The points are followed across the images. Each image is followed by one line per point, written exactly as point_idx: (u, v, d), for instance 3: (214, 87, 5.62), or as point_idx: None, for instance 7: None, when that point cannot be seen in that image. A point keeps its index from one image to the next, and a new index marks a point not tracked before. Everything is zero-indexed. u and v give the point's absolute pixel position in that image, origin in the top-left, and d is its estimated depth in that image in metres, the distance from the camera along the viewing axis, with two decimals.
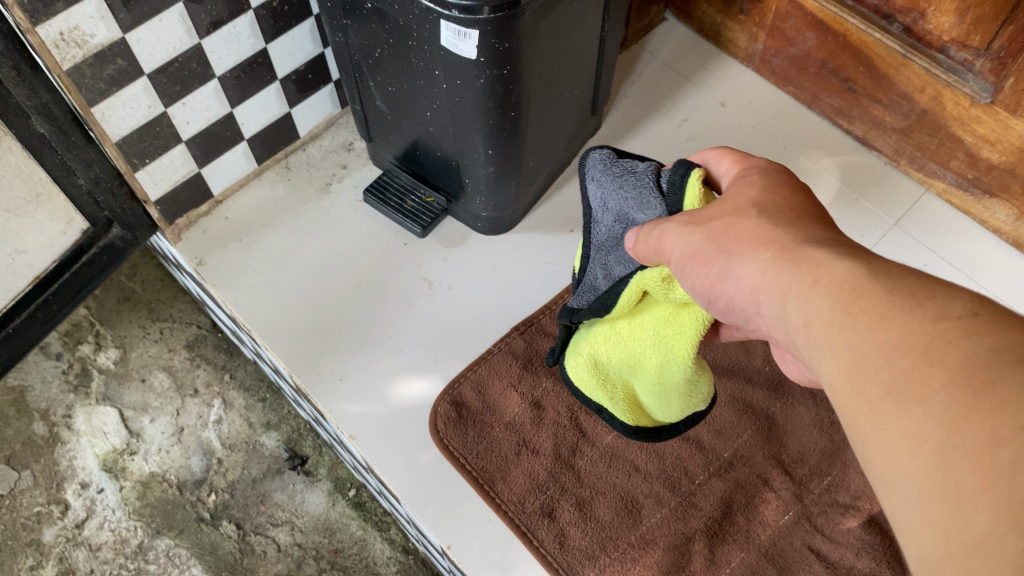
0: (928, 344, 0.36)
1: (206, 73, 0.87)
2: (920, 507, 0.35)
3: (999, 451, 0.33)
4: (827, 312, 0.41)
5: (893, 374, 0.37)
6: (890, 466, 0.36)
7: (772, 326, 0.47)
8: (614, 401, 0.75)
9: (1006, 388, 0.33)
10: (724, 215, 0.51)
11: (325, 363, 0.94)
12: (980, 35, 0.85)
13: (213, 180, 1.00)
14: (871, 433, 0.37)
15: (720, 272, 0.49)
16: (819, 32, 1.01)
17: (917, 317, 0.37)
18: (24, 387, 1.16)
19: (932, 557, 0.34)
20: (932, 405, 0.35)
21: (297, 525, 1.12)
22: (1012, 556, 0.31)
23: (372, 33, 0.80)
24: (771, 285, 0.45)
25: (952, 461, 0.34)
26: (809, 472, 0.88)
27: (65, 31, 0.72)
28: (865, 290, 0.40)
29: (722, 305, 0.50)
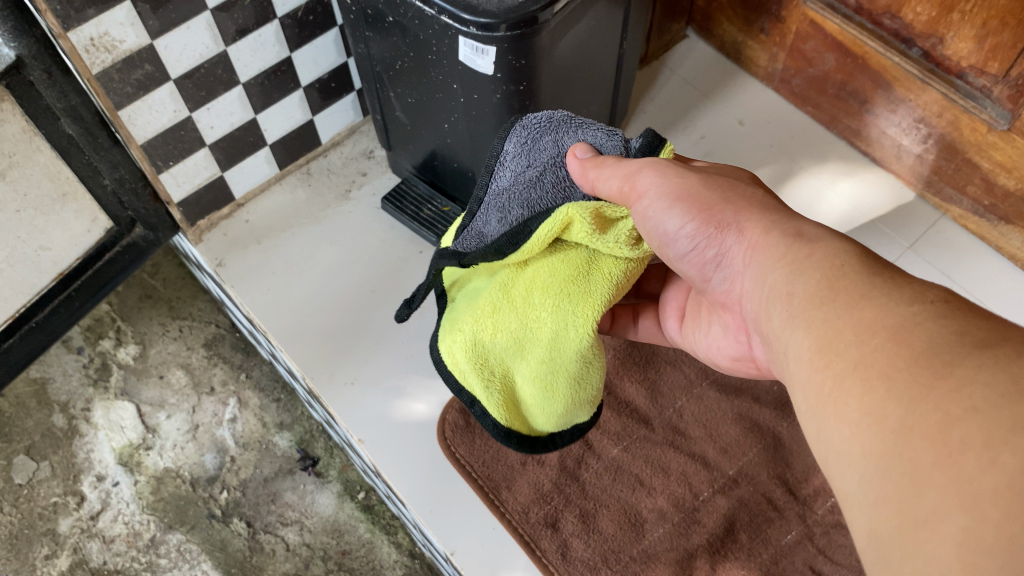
0: (900, 324, 0.40)
1: (231, 80, 0.89)
2: (877, 483, 0.38)
3: (951, 431, 0.36)
4: (813, 286, 0.45)
5: (862, 351, 0.41)
6: (853, 441, 0.40)
7: (749, 290, 0.51)
8: (488, 395, 0.62)
9: (961, 372, 0.37)
10: (727, 181, 0.54)
11: (339, 367, 0.95)
12: (998, 62, 0.85)
13: (235, 184, 1.02)
14: (834, 408, 0.41)
15: (720, 225, 0.52)
16: (838, 54, 1.01)
17: (894, 298, 0.41)
18: (46, 379, 1.19)
19: (883, 530, 0.37)
20: (894, 385, 0.38)
21: (306, 525, 1.13)
22: (952, 531, 0.34)
23: (394, 46, 0.82)
24: (768, 243, 0.49)
25: (907, 439, 0.37)
26: (814, 492, 0.89)
27: (95, 37, 0.75)
28: (849, 270, 0.44)
29: (710, 254, 0.53)
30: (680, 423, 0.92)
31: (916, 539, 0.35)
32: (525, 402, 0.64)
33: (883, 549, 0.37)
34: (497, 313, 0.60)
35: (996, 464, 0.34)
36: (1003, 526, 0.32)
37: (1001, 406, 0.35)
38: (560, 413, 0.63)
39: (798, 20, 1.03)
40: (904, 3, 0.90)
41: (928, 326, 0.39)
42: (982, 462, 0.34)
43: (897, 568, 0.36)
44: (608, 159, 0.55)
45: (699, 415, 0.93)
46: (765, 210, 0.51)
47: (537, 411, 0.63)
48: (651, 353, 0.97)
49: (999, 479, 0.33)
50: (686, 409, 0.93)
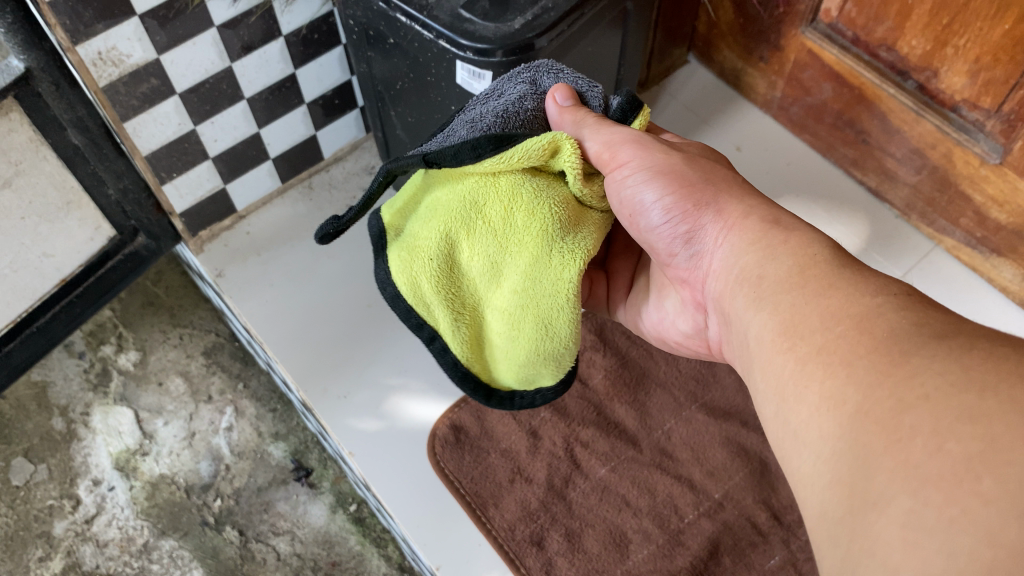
0: (863, 314, 0.43)
1: (235, 95, 0.91)
2: (830, 464, 0.40)
3: (903, 416, 0.37)
4: (785, 271, 0.48)
5: (825, 337, 0.43)
6: (812, 422, 0.42)
7: (717, 267, 0.54)
8: (456, 329, 0.58)
9: (917, 362, 0.39)
10: (707, 162, 0.58)
11: (333, 380, 0.96)
12: (991, 97, 0.86)
13: (237, 196, 1.04)
14: (795, 390, 0.43)
15: (700, 202, 0.55)
16: (836, 84, 1.02)
17: (862, 289, 0.44)
18: (47, 383, 1.21)
19: (836, 511, 0.39)
20: (854, 369, 0.40)
21: (297, 535, 1.14)
22: (899, 511, 0.35)
23: (394, 66, 0.84)
24: (746, 226, 0.53)
25: (861, 422, 0.39)
26: (798, 518, 0.89)
27: (103, 51, 0.76)
28: (822, 261, 0.47)
29: (683, 229, 0.56)
30: (668, 444, 0.93)
31: (864, 519, 0.37)
32: (487, 338, 0.60)
33: (833, 529, 0.38)
34: (473, 237, 0.56)
35: (943, 450, 0.35)
36: (945, 508, 0.34)
37: (953, 394, 0.37)
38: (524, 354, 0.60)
39: (797, 50, 1.04)
40: (900, 36, 0.92)
41: (890, 316, 0.42)
42: (930, 446, 0.36)
43: (845, 547, 0.37)
44: (587, 120, 0.57)
45: (687, 437, 0.94)
46: (748, 196, 0.55)
47: (500, 348, 0.60)
48: (642, 376, 0.98)
49: (946, 463, 0.35)
50: (674, 431, 0.94)
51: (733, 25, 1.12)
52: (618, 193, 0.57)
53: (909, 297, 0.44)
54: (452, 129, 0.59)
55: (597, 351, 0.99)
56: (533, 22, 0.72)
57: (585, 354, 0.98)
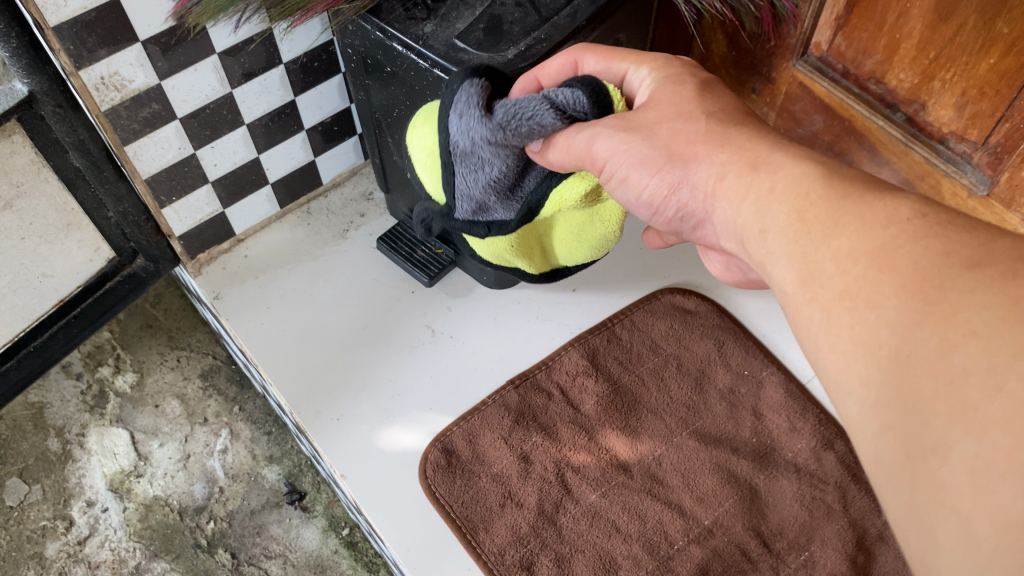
0: (882, 252, 0.42)
1: (236, 120, 0.93)
2: (878, 411, 0.39)
3: (951, 356, 0.36)
4: (782, 220, 0.48)
5: (845, 280, 0.43)
6: (847, 371, 0.42)
7: (722, 231, 0.55)
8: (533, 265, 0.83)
9: (955, 296, 0.38)
10: (669, 120, 0.57)
11: (325, 403, 0.97)
12: (977, 129, 0.88)
13: (236, 220, 1.05)
14: (828, 341, 0.43)
15: (676, 178, 0.56)
16: (827, 115, 1.05)
17: (869, 223, 0.44)
18: (44, 404, 1.21)
19: (890, 457, 0.38)
20: (884, 311, 0.40)
21: (289, 558, 1.14)
22: (964, 459, 0.35)
23: (392, 95, 0.85)
24: (727, 189, 0.53)
25: (902, 363, 0.39)
26: (788, 546, 0.89)
27: (105, 76, 0.78)
28: (815, 199, 0.48)
29: (671, 212, 0.58)
30: (660, 470, 0.94)
31: (924, 466, 0.36)
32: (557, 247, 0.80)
33: (891, 475, 0.39)
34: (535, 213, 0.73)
35: (1003, 391, 0.34)
36: (1013, 451, 0.33)
37: (1002, 329, 0.36)
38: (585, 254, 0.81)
39: (789, 82, 1.07)
40: (888, 69, 0.94)
41: (912, 248, 0.41)
42: (989, 388, 0.35)
43: (911, 497, 0.37)
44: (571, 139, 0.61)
45: (677, 464, 0.94)
46: (713, 149, 0.55)
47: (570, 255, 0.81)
48: (633, 402, 0.98)
49: (1006, 404, 0.34)
50: (665, 457, 0.94)
51: (726, 58, 1.15)
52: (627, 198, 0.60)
53: (923, 218, 0.43)
54: (460, 184, 0.70)
55: (589, 376, 1.00)
56: (526, 52, 0.73)
57: (576, 380, 1.00)
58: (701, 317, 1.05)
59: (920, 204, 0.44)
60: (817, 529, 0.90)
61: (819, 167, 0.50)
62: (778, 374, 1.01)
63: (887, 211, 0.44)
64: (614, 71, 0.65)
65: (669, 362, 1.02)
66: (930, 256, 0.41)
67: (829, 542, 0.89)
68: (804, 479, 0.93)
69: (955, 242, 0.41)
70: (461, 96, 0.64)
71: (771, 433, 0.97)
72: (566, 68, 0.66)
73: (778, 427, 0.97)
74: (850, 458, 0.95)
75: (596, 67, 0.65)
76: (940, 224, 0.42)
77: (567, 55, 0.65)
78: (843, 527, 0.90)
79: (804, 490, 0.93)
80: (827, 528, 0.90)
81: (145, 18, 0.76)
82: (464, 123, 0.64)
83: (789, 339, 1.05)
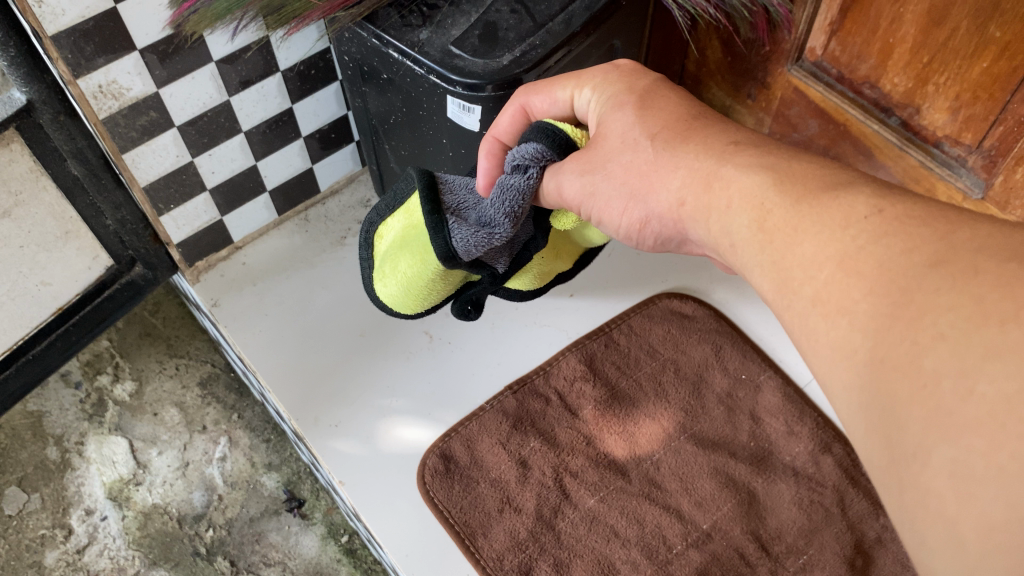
0: (846, 255, 0.40)
1: (233, 128, 0.93)
2: (863, 415, 0.38)
3: (922, 359, 0.35)
4: (748, 230, 0.47)
5: (816, 286, 0.41)
6: (829, 374, 0.40)
7: (701, 242, 0.54)
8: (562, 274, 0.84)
9: (922, 298, 0.36)
10: (620, 155, 0.56)
11: (324, 409, 0.97)
12: (971, 133, 0.89)
13: (234, 228, 1.06)
14: (809, 346, 0.42)
15: (643, 213, 0.56)
16: (822, 120, 1.05)
17: (829, 227, 0.42)
18: (43, 413, 1.21)
19: (877, 458, 0.37)
20: (856, 316, 0.39)
21: (288, 566, 1.14)
22: (943, 462, 0.33)
23: (388, 102, 0.86)
24: (692, 211, 0.52)
25: (878, 367, 0.37)
26: (786, 549, 0.89)
27: (103, 84, 0.78)
28: (774, 207, 0.46)
29: (651, 240, 0.58)
30: (657, 475, 0.94)
31: (907, 470, 0.35)
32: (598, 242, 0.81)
33: (880, 475, 0.37)
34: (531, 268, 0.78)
35: (975, 394, 0.33)
36: (990, 455, 0.32)
37: (969, 331, 0.34)
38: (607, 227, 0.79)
39: (784, 87, 1.08)
40: (882, 74, 0.94)
41: (873, 249, 0.39)
42: (960, 391, 0.33)
43: (900, 498, 0.36)
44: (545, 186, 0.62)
45: (676, 468, 0.94)
46: (672, 170, 0.53)
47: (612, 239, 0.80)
48: (631, 406, 0.99)
49: (979, 407, 0.32)
50: (664, 462, 0.95)
51: (721, 64, 1.15)
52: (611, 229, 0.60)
53: (879, 214, 0.40)
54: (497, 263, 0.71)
55: (586, 381, 1.00)
56: (521, 57, 0.74)
57: (574, 385, 1.00)
58: (698, 322, 1.06)
59: (877, 197, 0.42)
60: (816, 532, 0.90)
61: (771, 171, 0.48)
62: (776, 377, 1.01)
63: (844, 210, 0.42)
64: (560, 101, 0.63)
65: (667, 367, 1.02)
66: (892, 255, 0.39)
67: (828, 545, 0.89)
68: (802, 483, 0.93)
69: (919, 237, 0.38)
70: (460, 236, 0.65)
71: (770, 437, 0.97)
72: (517, 117, 0.65)
73: (777, 431, 0.97)
74: (848, 461, 0.95)
75: (544, 105, 0.64)
76: (897, 218, 0.40)
77: (512, 107, 0.64)
78: (841, 530, 0.90)
79: (802, 493, 0.93)
80: (826, 531, 0.90)
81: (143, 27, 0.77)
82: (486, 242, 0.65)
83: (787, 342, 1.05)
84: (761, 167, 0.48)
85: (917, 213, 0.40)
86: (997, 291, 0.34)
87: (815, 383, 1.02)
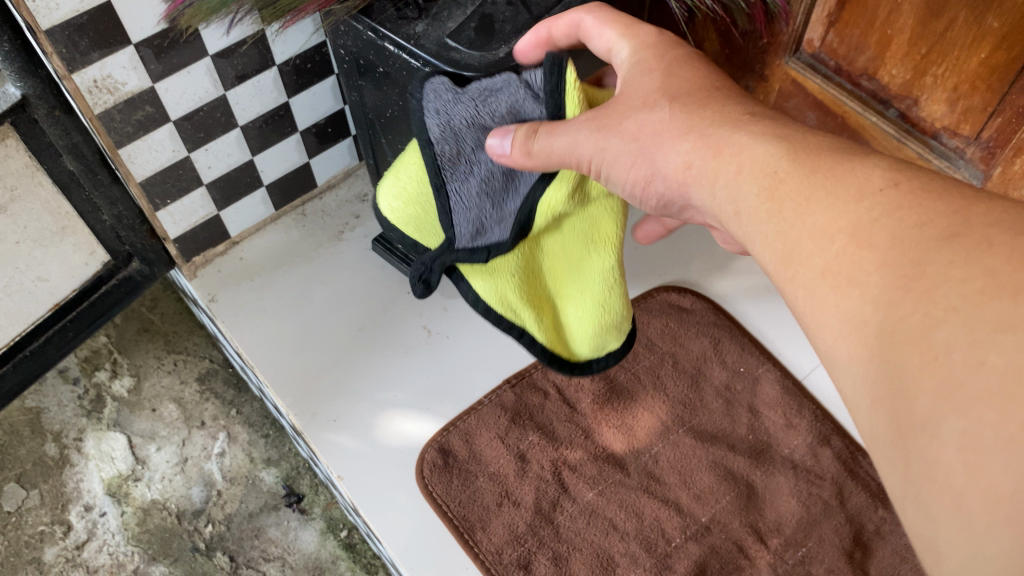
0: (859, 228, 0.43)
1: (229, 122, 0.93)
2: (869, 383, 0.41)
3: (933, 331, 0.37)
4: (757, 200, 0.49)
5: (826, 257, 0.44)
6: (839, 345, 0.43)
7: (706, 212, 0.56)
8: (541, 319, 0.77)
9: (933, 271, 0.38)
10: (636, 112, 0.57)
11: (322, 404, 0.97)
12: (970, 124, 0.88)
13: (230, 223, 1.05)
14: (819, 318, 0.44)
15: (651, 174, 0.57)
16: (821, 112, 1.05)
17: (842, 199, 0.44)
18: (41, 409, 1.21)
19: (886, 430, 0.40)
20: (867, 287, 0.41)
21: (288, 561, 1.14)
22: (952, 434, 0.36)
23: (384, 95, 0.86)
24: (698, 176, 0.54)
25: (889, 338, 0.39)
26: (785, 542, 0.89)
27: (98, 79, 0.78)
28: (787, 177, 0.48)
29: (658, 203, 0.60)
30: (656, 468, 0.94)
31: (917, 440, 0.37)
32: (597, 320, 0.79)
33: (888, 447, 0.40)
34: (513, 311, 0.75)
35: (985, 364, 0.35)
36: (1000, 425, 0.34)
37: (980, 304, 0.36)
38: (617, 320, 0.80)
39: (782, 79, 1.08)
40: (880, 65, 0.94)
41: (886, 223, 0.42)
42: (970, 363, 0.35)
43: (907, 470, 0.38)
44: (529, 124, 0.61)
45: (674, 461, 0.94)
46: (682, 136, 0.55)
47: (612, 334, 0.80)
48: (630, 399, 0.99)
49: (988, 379, 0.35)
50: (662, 455, 0.95)
51: (718, 56, 1.15)
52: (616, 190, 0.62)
53: (893, 189, 0.43)
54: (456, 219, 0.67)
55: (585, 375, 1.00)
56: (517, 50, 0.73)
57: (573, 379, 1.00)
58: (697, 315, 1.05)
59: (890, 172, 0.44)
60: (815, 525, 0.90)
61: (782, 141, 0.50)
62: (774, 370, 1.01)
63: (859, 184, 0.45)
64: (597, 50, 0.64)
65: (665, 360, 1.02)
66: (903, 230, 0.41)
67: (826, 538, 0.89)
68: (801, 475, 0.93)
69: (931, 212, 0.41)
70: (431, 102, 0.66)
71: (768, 430, 0.97)
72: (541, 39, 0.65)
73: (775, 423, 0.97)
74: (847, 454, 0.95)
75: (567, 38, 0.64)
76: (913, 196, 0.42)
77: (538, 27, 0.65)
78: (840, 523, 0.90)
79: (800, 486, 0.92)
80: (824, 524, 0.90)
81: (138, 22, 0.77)
82: (444, 100, 0.65)
83: (785, 335, 1.05)
84: (771, 137, 0.50)
85: (931, 193, 0.42)
86: (1010, 264, 0.36)
87: (812, 376, 1.02)
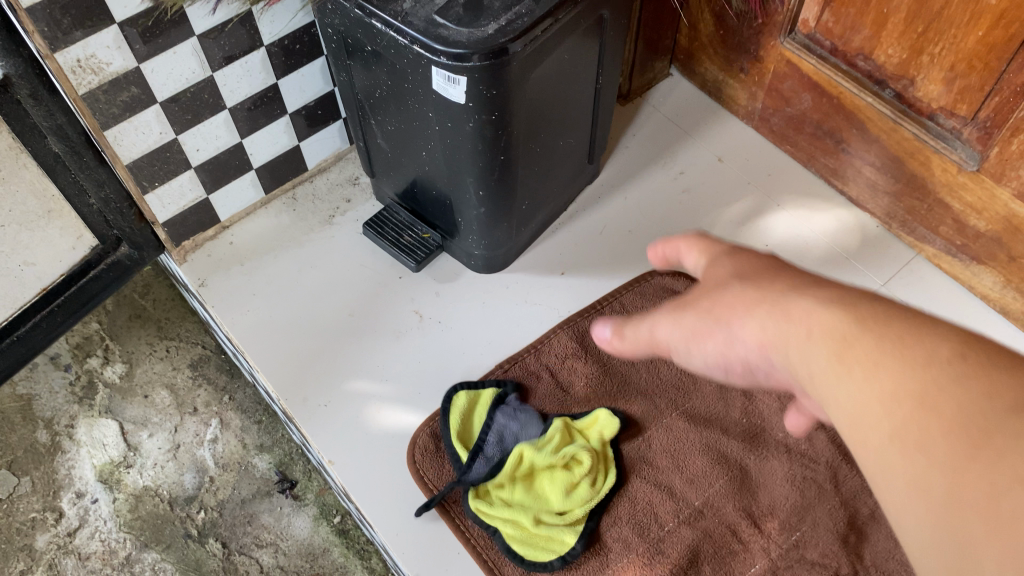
0: (923, 394, 0.39)
1: (217, 104, 0.92)
2: (935, 547, 0.37)
3: (1001, 503, 0.35)
4: (821, 361, 0.43)
5: (892, 424, 0.39)
6: (907, 518, 0.38)
7: (785, 379, 0.47)
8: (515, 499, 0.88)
9: (1003, 441, 0.36)
10: (707, 291, 0.50)
11: (313, 389, 0.97)
12: (966, 105, 0.91)
13: (220, 206, 1.05)
14: (881, 480, 0.40)
15: (725, 338, 0.48)
16: (815, 93, 1.07)
17: (905, 363, 0.40)
18: (32, 396, 1.20)
19: None
20: (931, 453, 0.38)
21: (281, 547, 1.12)
22: None
23: (373, 75, 0.85)
24: (776, 342, 0.46)
25: (954, 510, 0.36)
26: (778, 526, 0.88)
27: (82, 58, 0.77)
28: (855, 337, 0.42)
29: (738, 370, 0.49)
30: (649, 452, 0.93)
31: None
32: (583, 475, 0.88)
33: None
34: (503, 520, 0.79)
35: None
36: None
37: None
38: (578, 553, 0.85)
39: (776, 60, 1.09)
40: (877, 44, 0.96)
41: (954, 389, 0.39)
42: None
43: None
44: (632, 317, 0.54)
45: (667, 444, 0.93)
46: (750, 301, 0.47)
47: (603, 490, 0.89)
48: (623, 383, 0.98)
49: None
50: (655, 439, 0.94)
51: (713, 37, 1.17)
52: (694, 361, 0.50)
53: (962, 359, 0.39)
54: None
55: (578, 359, 0.99)
56: (507, 27, 0.72)
57: (565, 363, 0.99)
58: None
59: (961, 342, 0.40)
60: (809, 508, 0.89)
61: (841, 301, 0.44)
62: None
63: (925, 350, 0.40)
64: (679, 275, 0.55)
65: None
66: (970, 397, 0.38)
67: (820, 521, 0.88)
68: (795, 459, 0.93)
69: (1002, 382, 0.38)
70: None
71: (762, 414, 0.96)
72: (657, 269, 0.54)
73: (769, 407, 0.96)
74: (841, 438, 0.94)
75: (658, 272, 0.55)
76: (981, 363, 0.39)
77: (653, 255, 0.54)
78: (834, 507, 0.89)
79: (795, 469, 0.92)
80: (818, 507, 0.89)
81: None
82: None
83: None
84: (830, 294, 0.45)
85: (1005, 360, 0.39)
86: None
87: None
